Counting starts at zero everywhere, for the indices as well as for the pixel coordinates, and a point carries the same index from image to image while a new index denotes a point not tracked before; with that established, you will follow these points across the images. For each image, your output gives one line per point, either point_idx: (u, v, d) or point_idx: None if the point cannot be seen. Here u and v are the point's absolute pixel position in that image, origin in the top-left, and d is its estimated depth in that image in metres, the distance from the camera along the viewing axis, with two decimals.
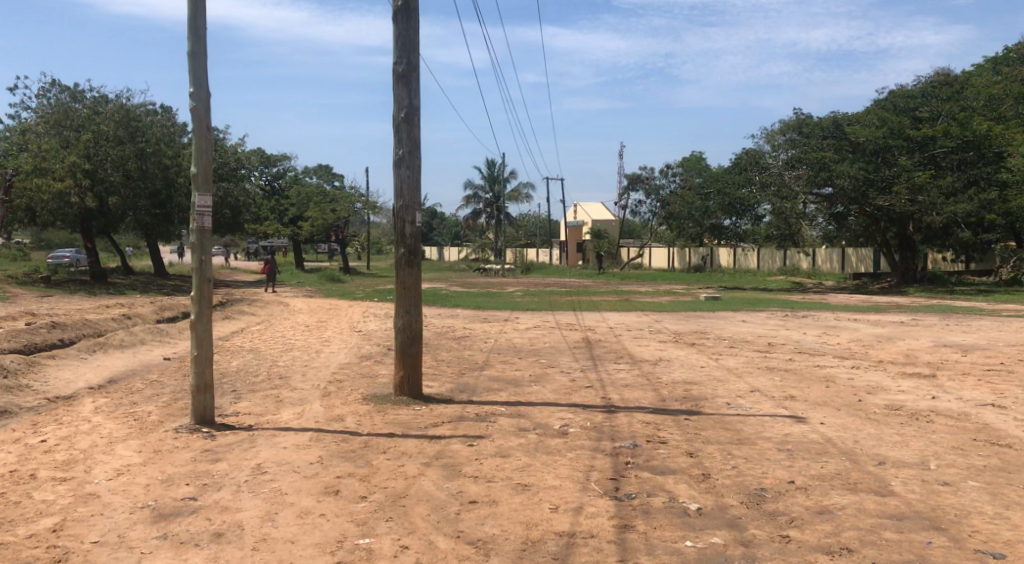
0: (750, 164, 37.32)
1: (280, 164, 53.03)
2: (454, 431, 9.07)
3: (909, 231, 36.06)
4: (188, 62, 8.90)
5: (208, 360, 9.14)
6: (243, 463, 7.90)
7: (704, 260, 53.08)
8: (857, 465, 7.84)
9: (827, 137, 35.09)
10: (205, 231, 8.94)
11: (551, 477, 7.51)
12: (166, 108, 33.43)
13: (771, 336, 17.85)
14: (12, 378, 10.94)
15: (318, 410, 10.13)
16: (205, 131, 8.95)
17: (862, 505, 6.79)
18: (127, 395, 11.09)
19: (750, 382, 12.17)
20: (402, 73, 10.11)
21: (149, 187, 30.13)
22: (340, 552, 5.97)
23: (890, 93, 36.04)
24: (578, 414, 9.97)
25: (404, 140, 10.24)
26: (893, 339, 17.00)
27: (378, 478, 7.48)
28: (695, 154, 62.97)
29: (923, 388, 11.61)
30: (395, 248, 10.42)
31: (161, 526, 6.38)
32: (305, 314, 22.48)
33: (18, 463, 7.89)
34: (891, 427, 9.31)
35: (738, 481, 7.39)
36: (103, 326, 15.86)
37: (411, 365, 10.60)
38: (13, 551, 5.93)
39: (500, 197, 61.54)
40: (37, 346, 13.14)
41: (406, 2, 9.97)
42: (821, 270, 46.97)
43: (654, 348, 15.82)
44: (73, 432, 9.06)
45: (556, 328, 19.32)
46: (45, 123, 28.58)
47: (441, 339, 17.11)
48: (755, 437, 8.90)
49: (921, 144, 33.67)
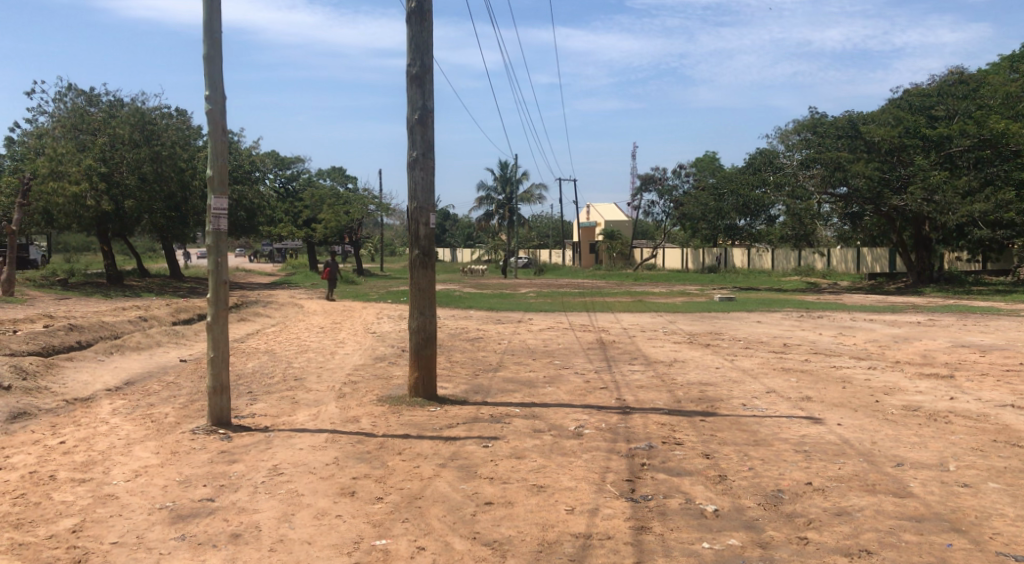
0: (764, 163, 37.18)
1: (293, 167, 53.27)
2: (469, 432, 9.09)
3: (925, 230, 35.70)
4: (204, 65, 8.94)
5: (224, 363, 9.17)
6: (260, 464, 7.95)
7: (718, 260, 52.88)
8: (875, 466, 7.80)
9: (843, 137, 34.50)
10: (221, 233, 8.95)
11: (566, 478, 7.50)
12: (181, 112, 33.53)
13: (787, 336, 17.82)
14: (30, 380, 11.02)
15: (333, 411, 10.17)
16: (221, 134, 9.01)
17: (880, 506, 6.74)
18: (145, 397, 11.17)
19: (766, 382, 12.14)
20: (415, 75, 10.12)
21: (163, 189, 30.20)
22: (357, 552, 5.98)
23: (905, 93, 35.96)
24: (593, 415, 9.95)
25: (417, 142, 10.24)
26: (910, 339, 16.91)
27: (394, 479, 7.50)
28: (708, 155, 62.62)
29: (940, 388, 11.55)
30: (409, 248, 10.45)
31: (180, 526, 6.42)
32: (319, 317, 22.49)
33: (38, 463, 7.97)
34: (909, 428, 9.26)
35: (755, 482, 7.36)
36: (120, 328, 15.98)
37: (425, 367, 10.63)
38: (34, 551, 5.98)
39: (513, 198, 61.33)
40: (55, 348, 13.25)
41: (420, 4, 9.99)
42: (836, 270, 46.59)
43: (669, 349, 15.83)
44: (92, 433, 9.15)
45: (570, 329, 19.30)
46: (61, 127, 28.80)
47: (454, 340, 17.11)
48: (772, 438, 8.86)
49: (937, 143, 33.29)
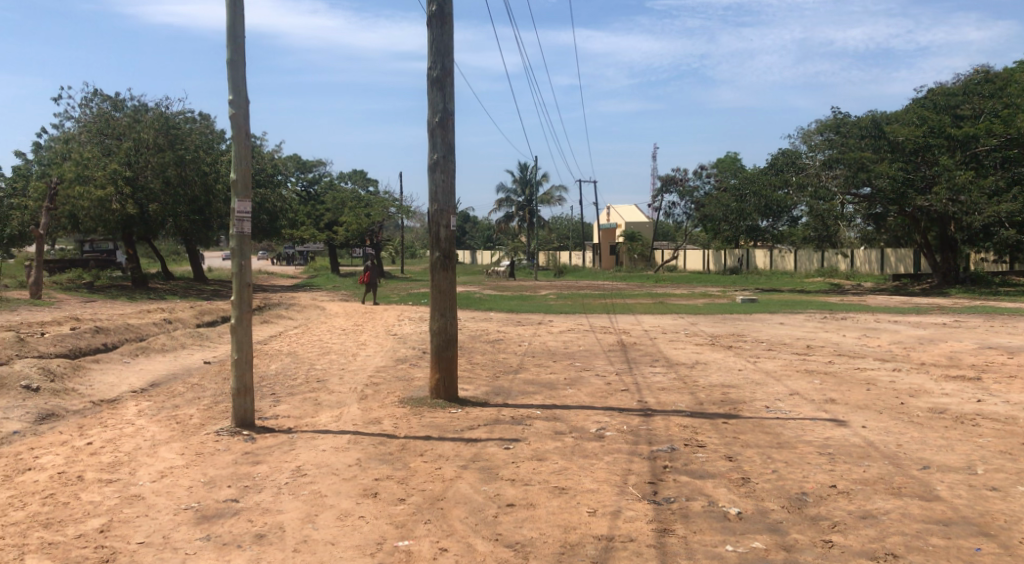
0: (787, 164, 36.99)
1: (315, 169, 53.48)
2: (490, 434, 9.08)
3: (951, 231, 35.29)
4: (227, 70, 9.02)
5: (248, 364, 9.24)
6: (284, 465, 8.00)
7: (739, 261, 52.33)
8: (901, 469, 7.71)
9: (866, 136, 34.19)
10: (245, 236, 9.02)
11: (588, 480, 7.49)
12: (205, 116, 33.89)
13: (810, 338, 17.65)
14: (58, 382, 11.17)
15: (355, 413, 10.22)
16: (244, 138, 9.08)
17: (906, 510, 6.66)
18: (170, 398, 11.27)
19: (790, 385, 12.03)
20: (436, 78, 10.16)
21: (187, 193, 30.45)
22: (380, 553, 6.01)
23: (929, 92, 35.61)
24: (615, 417, 9.92)
25: (438, 144, 10.27)
26: (937, 341, 16.70)
27: (416, 480, 7.52)
28: (729, 156, 62.36)
29: (968, 391, 11.39)
30: (430, 250, 10.49)
31: (205, 527, 6.48)
32: (340, 319, 22.57)
33: (66, 465, 8.06)
34: (936, 430, 9.14)
35: (778, 485, 7.30)
36: (145, 331, 16.14)
37: (446, 369, 10.65)
38: (63, 551, 6.05)
39: (533, 200, 61.38)
40: (82, 350, 13.40)
41: (440, 8, 10.03)
42: (860, 271, 46.22)
43: (691, 351, 15.71)
44: (118, 435, 9.24)
45: (590, 331, 19.25)
46: (87, 132, 29.36)
47: (474, 342, 17.11)
48: (796, 441, 8.79)
49: (964, 142, 32.58)
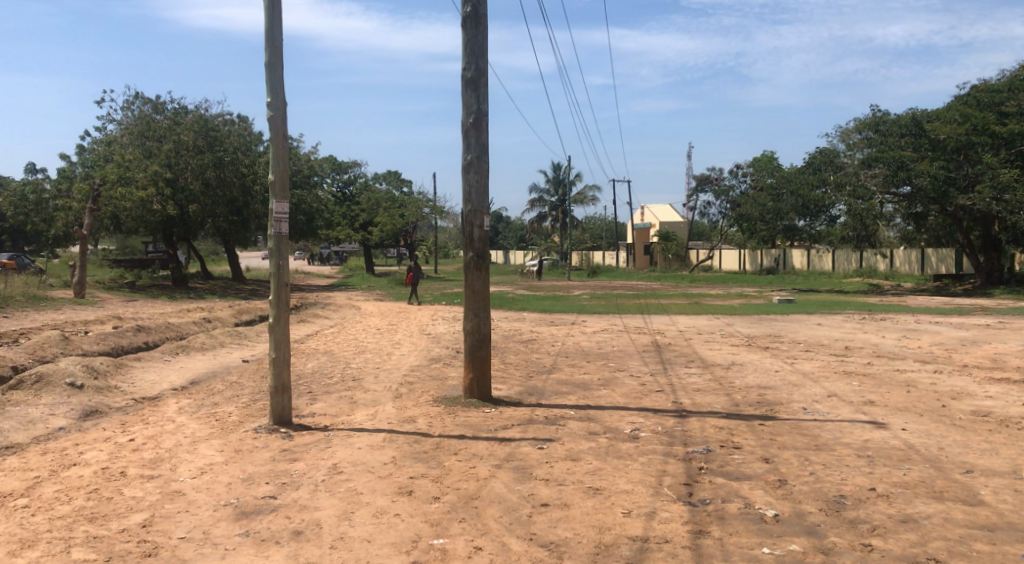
0: (824, 163, 36.49)
1: (350, 171, 53.89)
2: (524, 434, 9.10)
3: (994, 230, 34.50)
4: (265, 72, 9.15)
5: (285, 363, 9.35)
6: (320, 462, 8.09)
7: (776, 262, 51.68)
8: (943, 473, 7.57)
9: (906, 135, 33.57)
10: (282, 236, 9.13)
11: (623, 481, 7.46)
12: (243, 118, 34.36)
13: (848, 340, 17.39)
14: (102, 379, 11.42)
15: (390, 411, 10.31)
16: (282, 140, 9.19)
17: (948, 514, 6.55)
18: (209, 396, 11.46)
19: (827, 386, 11.88)
20: (470, 79, 10.20)
21: (226, 194, 30.83)
22: (416, 551, 6.04)
23: (972, 88, 34.89)
24: (649, 418, 9.87)
25: (472, 145, 10.30)
26: (979, 343, 16.36)
27: (450, 479, 7.56)
28: (765, 155, 61.64)
29: (1012, 394, 11.15)
30: (463, 250, 10.53)
31: (243, 523, 6.57)
32: (375, 319, 22.70)
33: (109, 460, 8.23)
34: (979, 434, 8.96)
35: (816, 488, 7.21)
36: (185, 330, 16.40)
37: (479, 369, 10.69)
38: (107, 544, 6.18)
39: (567, 199, 61.27)
40: (124, 348, 13.68)
41: (475, 9, 10.06)
42: (900, 272, 45.40)
43: (727, 352, 15.57)
44: (159, 431, 9.41)
45: (624, 332, 19.14)
46: (129, 134, 30.06)
47: (508, 342, 17.12)
48: (834, 443, 8.68)
49: (1008, 140, 31.95)
